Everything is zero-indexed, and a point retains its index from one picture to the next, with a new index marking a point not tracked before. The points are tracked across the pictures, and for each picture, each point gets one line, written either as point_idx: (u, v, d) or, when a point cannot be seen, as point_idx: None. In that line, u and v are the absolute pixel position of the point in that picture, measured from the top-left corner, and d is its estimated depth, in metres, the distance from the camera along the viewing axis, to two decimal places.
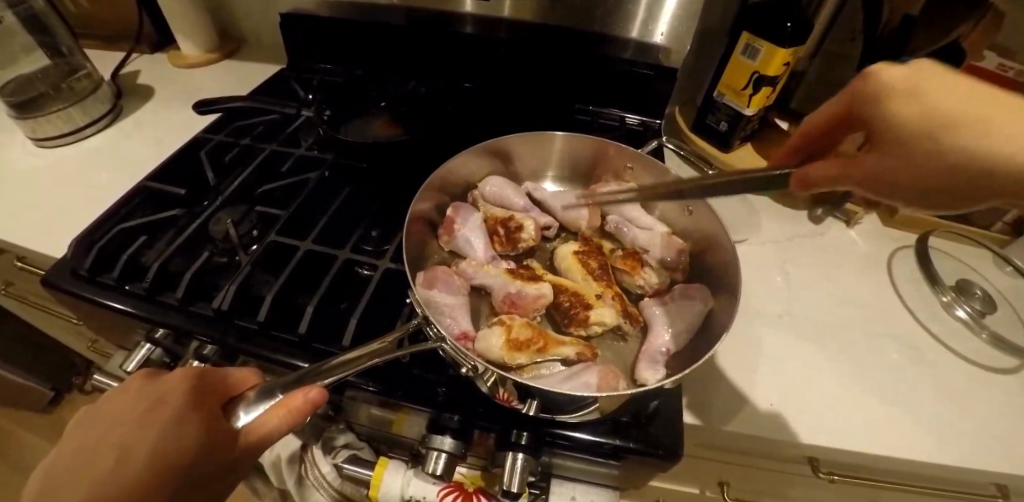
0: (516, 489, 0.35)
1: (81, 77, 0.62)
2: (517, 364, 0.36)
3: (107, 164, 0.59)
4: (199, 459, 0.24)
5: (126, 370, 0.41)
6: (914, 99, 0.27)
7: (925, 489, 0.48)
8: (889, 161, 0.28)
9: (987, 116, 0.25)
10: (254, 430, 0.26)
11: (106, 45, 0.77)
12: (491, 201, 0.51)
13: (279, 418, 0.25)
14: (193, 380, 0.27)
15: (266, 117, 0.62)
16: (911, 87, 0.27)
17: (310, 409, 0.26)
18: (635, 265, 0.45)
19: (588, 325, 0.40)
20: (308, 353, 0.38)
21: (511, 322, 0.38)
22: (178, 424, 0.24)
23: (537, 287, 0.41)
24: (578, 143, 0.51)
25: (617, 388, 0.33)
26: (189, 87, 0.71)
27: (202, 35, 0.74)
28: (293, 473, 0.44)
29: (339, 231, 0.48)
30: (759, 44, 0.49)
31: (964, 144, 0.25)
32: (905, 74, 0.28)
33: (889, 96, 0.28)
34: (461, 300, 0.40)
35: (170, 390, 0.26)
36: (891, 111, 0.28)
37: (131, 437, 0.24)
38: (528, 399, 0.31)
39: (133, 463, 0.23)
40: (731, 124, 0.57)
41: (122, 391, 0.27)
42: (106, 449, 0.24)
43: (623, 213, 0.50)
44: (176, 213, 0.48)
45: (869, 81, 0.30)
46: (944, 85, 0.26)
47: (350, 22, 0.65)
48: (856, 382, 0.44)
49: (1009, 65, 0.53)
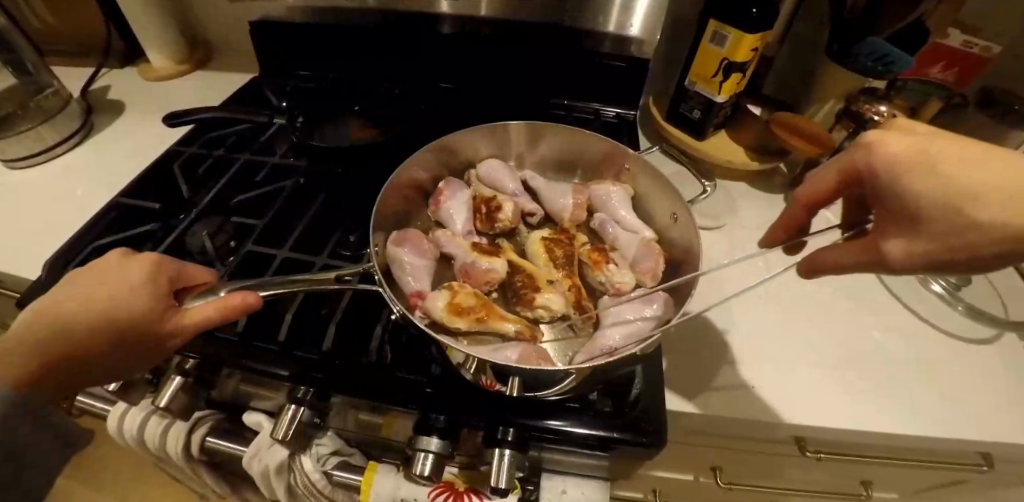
0: (504, 486, 0.35)
1: (49, 95, 0.61)
2: (455, 328, 0.38)
3: (79, 182, 0.58)
4: (142, 328, 0.30)
5: (160, 404, 0.41)
6: (919, 171, 0.25)
7: (910, 462, 0.49)
8: (920, 243, 0.25)
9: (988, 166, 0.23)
10: (191, 314, 0.32)
11: (74, 61, 0.75)
12: (484, 182, 0.51)
13: (214, 310, 0.31)
14: (152, 266, 0.32)
15: (240, 127, 0.61)
16: (917, 156, 0.26)
17: (242, 308, 0.32)
18: (599, 260, 0.43)
19: (533, 307, 0.40)
20: (290, 360, 0.38)
21: (459, 289, 0.40)
22: (132, 296, 0.30)
23: (491, 261, 0.42)
24: (586, 138, 0.49)
25: (530, 365, 0.34)
26: (162, 99, 0.70)
27: (173, 46, 0.73)
28: (281, 481, 0.43)
29: (317, 237, 0.48)
30: (727, 31, 0.50)
31: (994, 215, 0.22)
32: (911, 145, 0.27)
33: (891, 173, 0.27)
34: (427, 262, 0.43)
35: (135, 269, 0.32)
36: (894, 185, 0.27)
37: (84, 304, 0.30)
38: (509, 379, 0.33)
39: (94, 321, 0.30)
40: (704, 112, 0.57)
41: (102, 264, 0.33)
42: (60, 308, 0.30)
43: (611, 212, 0.48)
44: (151, 228, 0.48)
45: (865, 157, 0.29)
46: (957, 155, 0.25)
47: (323, 26, 0.65)
48: (835, 359, 0.45)
49: (973, 40, 0.57)
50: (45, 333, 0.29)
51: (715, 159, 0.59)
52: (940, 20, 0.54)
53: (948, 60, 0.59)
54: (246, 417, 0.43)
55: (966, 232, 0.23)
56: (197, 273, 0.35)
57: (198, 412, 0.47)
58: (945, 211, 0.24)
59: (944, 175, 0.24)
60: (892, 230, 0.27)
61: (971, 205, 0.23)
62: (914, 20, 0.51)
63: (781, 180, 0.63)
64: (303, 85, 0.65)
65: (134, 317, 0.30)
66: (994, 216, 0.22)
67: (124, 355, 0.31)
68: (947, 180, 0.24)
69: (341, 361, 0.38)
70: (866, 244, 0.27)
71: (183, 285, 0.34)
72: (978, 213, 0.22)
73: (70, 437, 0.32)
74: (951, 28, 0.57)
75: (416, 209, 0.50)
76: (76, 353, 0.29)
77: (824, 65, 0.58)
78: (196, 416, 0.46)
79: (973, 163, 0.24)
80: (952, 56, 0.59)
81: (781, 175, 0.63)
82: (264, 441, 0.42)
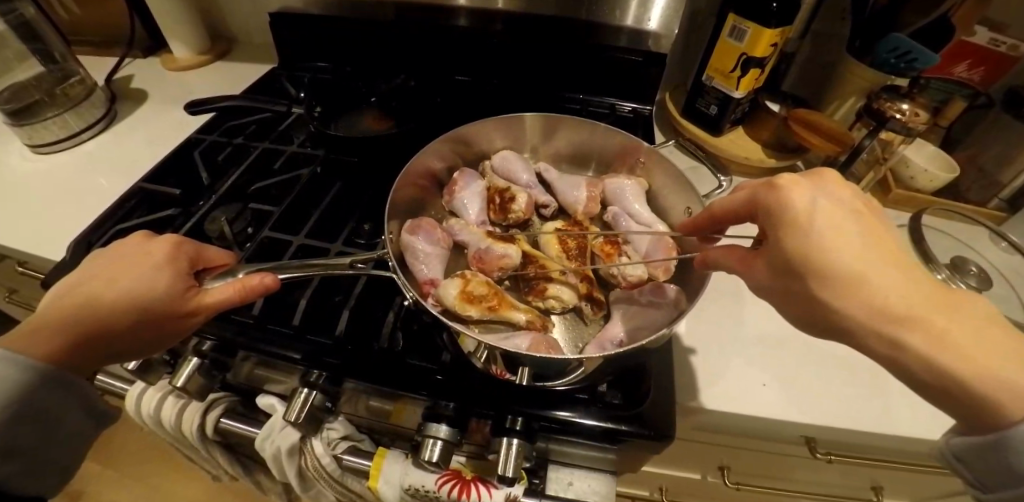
0: (512, 474, 0.36)
1: (75, 83, 0.62)
2: (468, 316, 0.38)
3: (103, 168, 0.59)
4: (161, 303, 0.31)
5: (176, 383, 0.42)
6: (801, 228, 0.25)
7: (924, 468, 0.48)
8: (775, 283, 0.27)
9: (853, 249, 0.24)
10: (210, 294, 0.32)
11: (99, 51, 0.77)
12: (498, 173, 0.51)
13: (235, 291, 0.32)
14: (171, 247, 0.33)
15: (258, 116, 0.62)
16: (804, 215, 0.26)
17: (261, 290, 0.32)
18: (612, 252, 0.43)
19: (545, 297, 0.40)
20: (303, 344, 0.38)
21: (471, 277, 0.40)
22: (152, 272, 0.31)
23: (503, 249, 0.42)
24: (603, 134, 0.49)
25: (544, 353, 0.34)
26: (182, 89, 0.72)
27: (194, 37, 0.74)
28: (293, 464, 0.43)
29: (332, 226, 0.49)
30: (745, 26, 0.49)
31: (838, 296, 0.24)
32: (808, 201, 0.26)
33: (780, 222, 0.26)
34: (439, 250, 0.43)
35: (153, 248, 0.33)
36: (777, 233, 0.27)
37: (106, 284, 0.31)
38: (518, 368, 0.34)
39: (117, 297, 0.31)
40: (720, 108, 0.57)
41: (121, 245, 0.34)
42: (86, 288, 0.31)
43: (625, 204, 0.48)
44: (171, 214, 0.49)
45: (775, 192, 0.27)
46: (833, 226, 0.25)
47: (340, 19, 0.65)
48: (849, 358, 0.44)
49: (999, 38, 0.56)
50: (71, 312, 0.30)
51: (732, 155, 0.58)
52: (965, 17, 0.53)
53: (976, 58, 0.58)
54: (261, 399, 0.44)
55: (804, 298, 0.25)
56: (215, 256, 0.36)
57: (214, 393, 0.48)
58: (800, 275, 0.25)
59: (819, 244, 0.25)
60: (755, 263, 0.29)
61: (823, 280, 0.24)
62: (940, 16, 0.50)
63: None
64: (319, 77, 0.66)
65: (153, 291, 0.31)
66: (835, 299, 0.24)
67: (140, 332, 0.31)
68: (812, 252, 0.25)
69: (352, 346, 0.38)
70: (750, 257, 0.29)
71: (202, 267, 0.35)
72: (825, 290, 0.24)
73: (95, 409, 0.33)
74: (977, 26, 0.56)
75: (429, 199, 0.51)
76: (96, 331, 0.30)
77: (843, 61, 0.57)
78: (211, 398, 0.47)
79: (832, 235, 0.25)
80: (977, 55, 0.57)
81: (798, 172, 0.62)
82: (277, 422, 0.43)
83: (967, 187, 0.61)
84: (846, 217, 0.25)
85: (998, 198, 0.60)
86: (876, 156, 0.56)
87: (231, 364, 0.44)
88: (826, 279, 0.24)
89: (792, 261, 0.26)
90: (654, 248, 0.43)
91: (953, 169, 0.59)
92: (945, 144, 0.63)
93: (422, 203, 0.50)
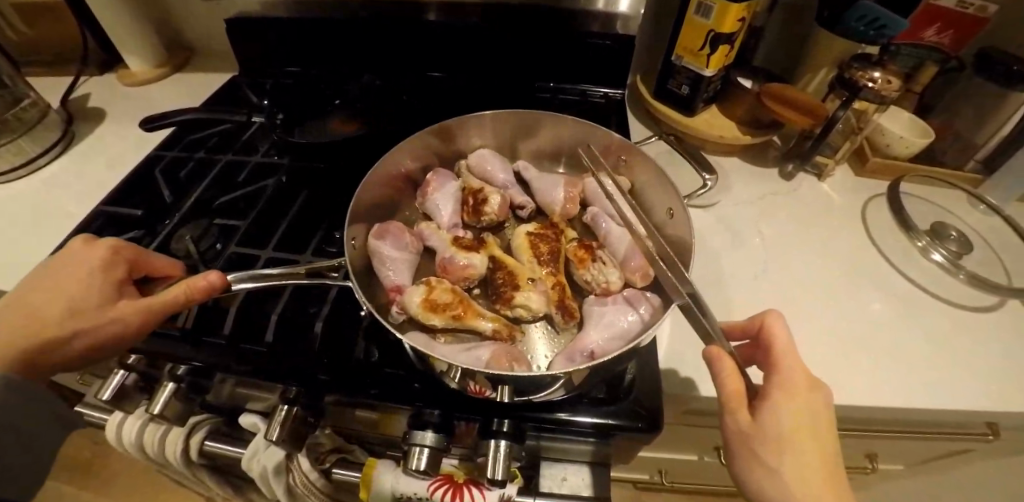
0: (501, 476, 0.35)
1: (26, 106, 0.58)
2: (431, 325, 0.38)
3: (63, 191, 0.57)
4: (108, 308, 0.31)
5: (152, 410, 0.41)
6: (789, 406, 0.27)
7: (918, 433, 0.48)
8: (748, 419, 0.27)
9: (815, 442, 0.26)
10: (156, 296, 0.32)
11: (50, 71, 0.74)
12: (475, 172, 0.50)
13: (183, 291, 0.31)
14: (109, 253, 0.33)
15: (220, 128, 0.60)
16: (803, 398, 0.27)
17: (209, 288, 0.31)
18: (585, 258, 0.42)
19: (512, 306, 0.39)
20: (278, 363, 0.37)
21: (436, 284, 0.39)
22: (93, 280, 0.32)
23: (468, 257, 0.41)
24: (573, 129, 0.49)
25: (504, 366, 0.33)
26: (142, 105, 0.69)
27: (148, 49, 0.71)
28: (280, 484, 0.41)
29: (302, 237, 0.47)
30: (712, 2, 0.48)
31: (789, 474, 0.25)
32: (802, 383, 0.28)
33: (782, 386, 0.27)
34: (406, 255, 0.42)
35: (89, 256, 0.33)
36: (772, 394, 0.27)
37: (48, 298, 0.31)
38: (500, 388, 0.32)
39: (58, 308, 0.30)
40: (692, 88, 0.56)
41: (57, 256, 0.33)
42: (26, 301, 0.31)
43: (603, 204, 0.47)
44: (135, 236, 0.47)
45: (792, 363, 0.29)
46: (813, 423, 0.26)
47: (300, 21, 0.62)
48: (841, 338, 0.44)
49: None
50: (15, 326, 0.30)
51: (705, 135, 0.58)
52: None
53: (944, 21, 0.57)
54: (243, 419, 0.43)
55: (764, 450, 0.26)
56: (162, 263, 0.36)
57: (194, 417, 0.47)
58: (774, 438, 0.26)
59: (796, 427, 0.26)
60: (736, 397, 0.27)
61: (782, 453, 0.25)
62: None
63: (774, 153, 0.62)
64: (282, 82, 0.64)
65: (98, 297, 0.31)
66: (782, 473, 0.25)
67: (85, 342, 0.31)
68: (790, 432, 0.26)
69: (328, 359, 0.38)
70: (737, 391, 0.27)
71: (145, 272, 0.35)
72: (776, 458, 0.25)
73: None
74: None
75: (404, 199, 0.50)
76: (40, 344, 0.30)
77: (813, 32, 0.56)
78: (193, 421, 0.46)
79: (813, 436, 0.26)
80: (947, 17, 0.56)
81: (773, 149, 0.63)
82: (260, 441, 0.40)
83: (943, 151, 0.62)
84: (820, 422, 0.27)
85: (975, 161, 0.60)
86: (852, 126, 0.56)
87: (209, 386, 0.43)
88: (792, 451, 0.25)
89: (776, 422, 0.26)
90: (630, 250, 0.42)
91: (927, 134, 0.59)
92: (919, 110, 0.63)
93: (395, 205, 0.49)
